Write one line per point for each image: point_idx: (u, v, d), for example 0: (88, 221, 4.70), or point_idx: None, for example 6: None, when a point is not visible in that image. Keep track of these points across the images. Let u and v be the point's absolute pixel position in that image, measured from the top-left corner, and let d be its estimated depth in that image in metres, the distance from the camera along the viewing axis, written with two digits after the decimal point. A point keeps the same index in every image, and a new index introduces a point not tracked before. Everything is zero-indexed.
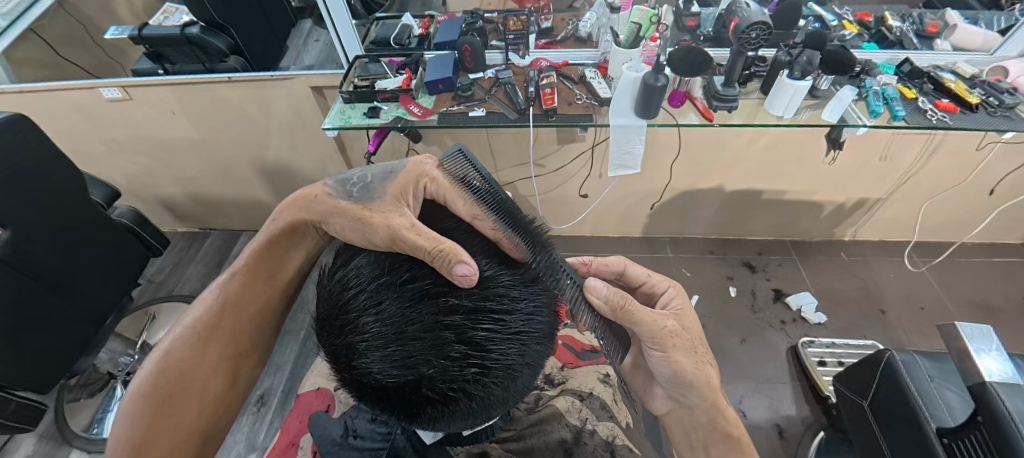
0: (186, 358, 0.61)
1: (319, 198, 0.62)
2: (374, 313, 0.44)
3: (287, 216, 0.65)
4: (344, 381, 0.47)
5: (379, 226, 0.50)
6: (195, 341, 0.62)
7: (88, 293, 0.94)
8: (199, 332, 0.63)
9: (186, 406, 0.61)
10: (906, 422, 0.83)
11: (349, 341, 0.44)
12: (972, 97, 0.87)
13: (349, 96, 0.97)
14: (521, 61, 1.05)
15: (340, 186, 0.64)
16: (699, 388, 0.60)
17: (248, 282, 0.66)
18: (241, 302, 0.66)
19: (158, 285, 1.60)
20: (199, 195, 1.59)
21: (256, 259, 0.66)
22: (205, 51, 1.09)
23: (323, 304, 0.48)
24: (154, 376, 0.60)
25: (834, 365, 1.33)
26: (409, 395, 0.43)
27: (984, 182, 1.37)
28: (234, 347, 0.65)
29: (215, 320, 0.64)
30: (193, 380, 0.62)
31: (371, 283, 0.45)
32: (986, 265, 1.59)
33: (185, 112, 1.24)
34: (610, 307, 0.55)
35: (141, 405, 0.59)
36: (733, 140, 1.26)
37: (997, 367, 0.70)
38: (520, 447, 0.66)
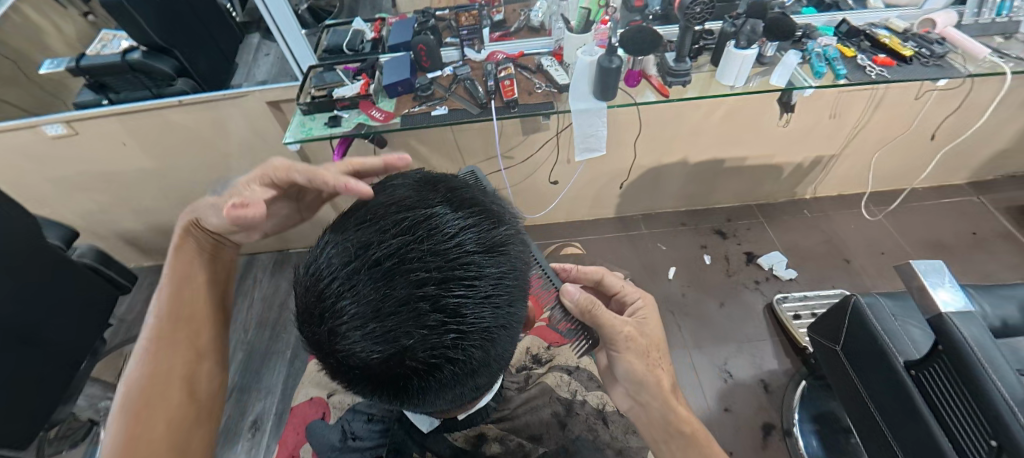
0: (142, 372, 0.66)
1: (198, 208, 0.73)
2: (350, 296, 0.44)
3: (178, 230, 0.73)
4: (331, 367, 0.48)
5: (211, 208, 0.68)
6: (146, 358, 0.67)
7: (62, 336, 0.91)
8: (146, 350, 0.68)
9: (155, 421, 0.63)
10: (875, 359, 0.88)
11: (329, 328, 0.44)
12: (906, 50, 0.93)
13: (307, 107, 0.96)
14: (477, 55, 1.07)
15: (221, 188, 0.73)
16: (649, 387, 0.62)
17: (176, 302, 0.71)
18: (178, 319, 0.70)
19: (131, 325, 1.54)
20: (162, 226, 1.53)
21: (173, 272, 0.72)
22: (151, 76, 1.05)
23: (299, 297, 0.48)
24: (124, 394, 0.65)
25: (809, 317, 1.40)
26: (394, 368, 0.45)
27: (925, 128, 1.46)
28: (181, 353, 0.69)
29: (156, 334, 0.69)
30: (157, 395, 0.65)
31: (343, 269, 0.45)
32: (937, 207, 1.70)
33: (138, 142, 1.20)
34: (580, 309, 0.62)
35: (118, 430, 0.62)
36: (691, 113, 1.29)
37: (952, 298, 0.75)
38: (516, 426, 0.69)
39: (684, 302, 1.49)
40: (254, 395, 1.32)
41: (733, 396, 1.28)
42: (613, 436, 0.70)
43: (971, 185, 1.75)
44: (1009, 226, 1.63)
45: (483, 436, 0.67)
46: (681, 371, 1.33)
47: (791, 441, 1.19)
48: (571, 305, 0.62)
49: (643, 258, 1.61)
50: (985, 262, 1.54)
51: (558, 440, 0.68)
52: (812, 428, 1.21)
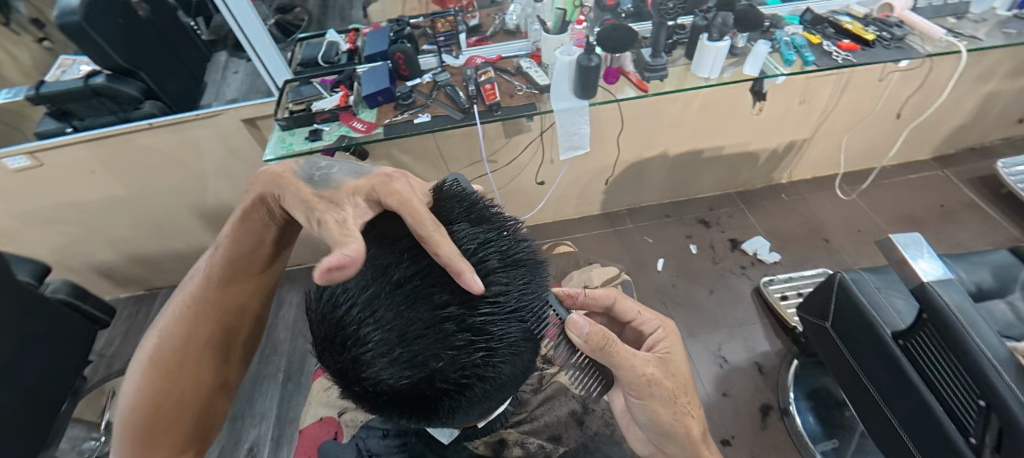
0: (180, 332, 0.60)
1: (284, 179, 0.57)
2: (372, 322, 0.42)
3: (256, 189, 0.60)
4: (355, 395, 0.46)
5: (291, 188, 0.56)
6: (186, 317, 0.61)
7: (41, 377, 0.86)
8: (187, 306, 0.61)
9: (182, 382, 0.60)
10: (864, 332, 0.91)
11: (352, 356, 0.42)
12: (868, 34, 0.97)
13: (286, 122, 0.94)
14: (455, 61, 1.05)
15: (306, 167, 0.58)
16: (678, 438, 0.57)
17: (229, 262, 0.63)
18: (225, 279, 0.63)
19: (111, 359, 1.47)
20: (138, 255, 1.48)
21: (234, 236, 0.63)
22: (116, 100, 1.01)
23: (315, 327, 0.46)
24: (155, 343, 0.60)
25: (795, 297, 1.44)
26: (424, 392, 0.44)
27: (889, 108, 1.52)
28: (223, 321, 0.63)
29: (200, 293, 0.62)
30: (188, 357, 0.60)
31: (361, 295, 0.43)
32: (905, 183, 1.77)
33: (107, 170, 1.16)
34: (592, 346, 0.52)
35: (143, 380, 0.58)
36: (669, 106, 1.32)
37: (930, 267, 0.82)
38: (536, 427, 0.71)
39: (675, 292, 1.51)
40: (247, 422, 1.28)
41: (730, 381, 1.30)
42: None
43: (935, 160, 1.83)
44: (973, 197, 1.71)
45: (503, 441, 0.69)
46: None
47: (789, 420, 1.21)
48: (577, 340, 0.52)
49: (632, 253, 1.63)
50: (953, 232, 1.61)
51: (577, 438, 0.70)
52: (807, 406, 1.24)
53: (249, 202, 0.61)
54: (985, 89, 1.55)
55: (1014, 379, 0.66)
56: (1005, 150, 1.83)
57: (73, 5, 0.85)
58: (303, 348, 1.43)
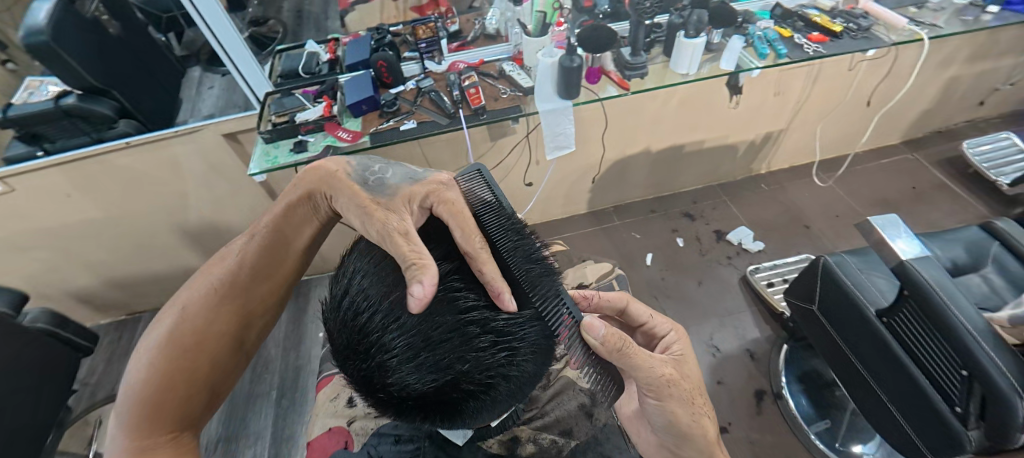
0: (205, 310, 0.65)
1: (338, 184, 0.66)
2: (396, 328, 0.43)
3: (303, 186, 0.69)
4: (380, 402, 0.47)
5: (346, 191, 0.64)
6: (212, 296, 0.66)
7: (22, 409, 0.83)
8: (215, 287, 0.67)
9: (201, 357, 0.63)
10: (850, 312, 0.94)
11: (377, 361, 0.43)
12: (836, 26, 1.01)
13: (270, 135, 0.93)
14: (438, 67, 1.06)
15: (358, 171, 0.68)
16: (695, 441, 0.56)
17: (264, 248, 0.69)
18: (257, 263, 0.69)
19: (95, 387, 1.42)
20: (118, 278, 1.43)
21: (274, 227, 0.70)
22: (89, 120, 0.98)
23: (338, 337, 0.47)
24: (181, 315, 0.64)
25: (781, 283, 1.47)
26: (449, 395, 0.44)
27: (858, 97, 1.58)
28: (244, 304, 0.68)
29: (230, 275, 0.68)
30: (211, 333, 0.64)
31: (384, 303, 0.45)
32: (877, 167, 1.84)
33: (83, 192, 1.12)
34: (609, 348, 0.49)
35: (165, 349, 0.61)
36: (649, 103, 1.35)
37: (908, 246, 0.86)
38: (547, 422, 0.71)
39: (665, 285, 1.53)
40: (242, 442, 1.25)
41: (725, 368, 1.33)
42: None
43: (905, 144, 1.90)
44: (941, 177, 1.78)
45: (516, 439, 0.70)
46: None
47: (783, 403, 1.24)
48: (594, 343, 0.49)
49: (621, 249, 1.65)
50: (926, 212, 1.68)
51: (588, 431, 0.71)
52: (799, 388, 1.27)
53: (293, 197, 0.70)
54: (946, 74, 1.62)
55: (994, 347, 0.70)
56: (968, 132, 1.92)
57: (40, 24, 0.82)
58: (296, 364, 1.40)
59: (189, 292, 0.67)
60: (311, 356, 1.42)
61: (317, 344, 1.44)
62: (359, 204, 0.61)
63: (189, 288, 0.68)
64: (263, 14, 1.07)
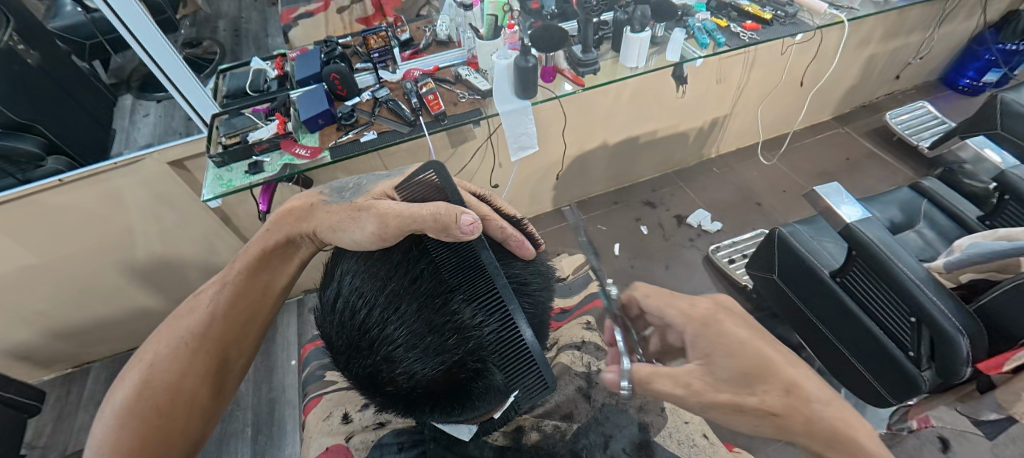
0: (176, 365, 0.61)
1: (316, 206, 0.66)
2: (396, 320, 0.46)
3: (282, 228, 0.67)
4: (389, 396, 0.49)
5: (321, 215, 0.64)
6: (184, 351, 0.62)
7: None
8: (186, 341, 0.62)
9: (175, 412, 0.59)
10: (808, 277, 1.02)
11: (382, 355, 0.46)
12: (766, 14, 1.09)
13: (222, 158, 0.88)
14: (393, 76, 1.04)
15: (335, 192, 0.68)
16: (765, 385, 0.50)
17: (238, 293, 0.66)
18: (232, 312, 0.66)
19: (45, 450, 1.31)
20: (61, 329, 1.32)
21: (249, 272, 0.67)
22: (13, 160, 0.90)
23: (338, 338, 0.49)
24: (147, 373, 0.60)
25: (741, 259, 1.56)
26: (458, 376, 0.46)
27: (791, 79, 1.70)
28: (221, 353, 0.65)
29: (201, 328, 0.64)
30: (185, 386, 0.61)
31: (380, 297, 0.48)
32: (814, 143, 1.98)
33: (12, 237, 1.03)
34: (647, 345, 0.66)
35: (129, 414, 0.57)
36: (603, 98, 1.39)
37: (852, 211, 0.95)
38: (547, 409, 0.71)
39: (635, 272, 1.58)
40: None
41: None
42: (631, 395, 0.73)
43: (836, 119, 2.06)
44: (872, 148, 1.95)
45: (520, 428, 0.69)
46: None
47: None
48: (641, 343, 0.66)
49: (590, 242, 1.69)
50: (861, 180, 1.83)
51: (588, 412, 0.71)
52: None
53: (272, 240, 0.67)
54: (865, 53, 1.78)
55: (937, 294, 0.77)
56: (889, 104, 2.10)
57: None
58: (269, 397, 1.34)
59: (154, 348, 0.62)
60: (285, 385, 1.36)
61: (290, 372, 1.38)
62: (341, 210, 0.61)
63: (153, 342, 0.63)
64: (197, 36, 1.00)
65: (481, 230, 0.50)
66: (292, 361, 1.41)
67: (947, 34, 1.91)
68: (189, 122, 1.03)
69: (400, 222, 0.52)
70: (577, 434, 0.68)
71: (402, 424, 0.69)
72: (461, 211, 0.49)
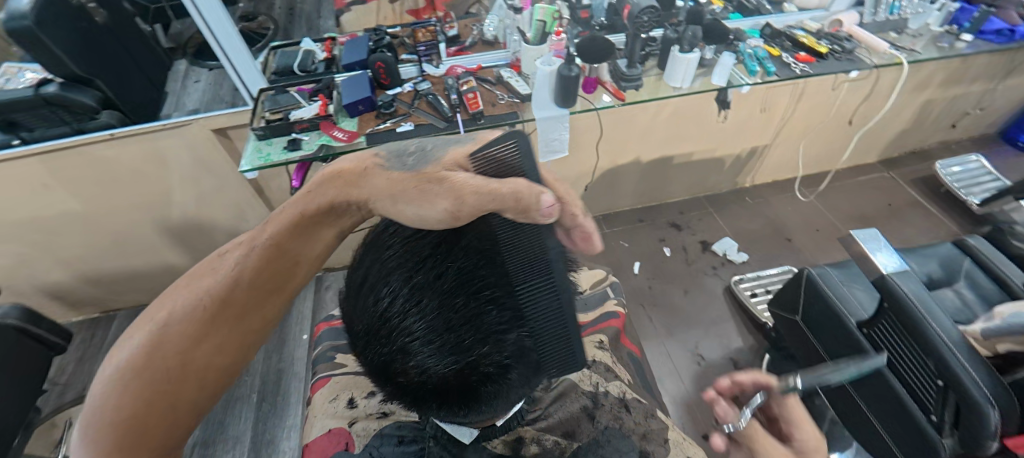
0: (183, 342, 0.46)
1: (372, 170, 0.46)
2: (417, 315, 0.46)
3: (329, 190, 0.47)
4: (400, 384, 0.50)
5: (373, 175, 0.46)
6: (196, 323, 0.46)
7: None
8: (205, 306, 0.47)
9: (180, 395, 0.46)
10: (832, 324, 0.99)
11: (399, 346, 0.47)
12: (821, 47, 1.05)
13: (263, 131, 0.92)
14: (436, 70, 1.05)
15: (394, 157, 0.47)
16: None
17: (266, 261, 0.48)
18: (258, 285, 0.49)
19: (65, 388, 1.38)
20: (94, 275, 1.39)
21: (286, 235, 0.49)
22: (70, 110, 0.95)
23: (359, 322, 0.49)
24: (151, 340, 0.45)
25: (764, 294, 1.51)
26: (470, 377, 0.48)
27: (841, 115, 1.65)
28: (241, 334, 0.49)
29: (224, 294, 0.48)
30: (193, 369, 0.46)
31: (404, 288, 0.47)
32: (855, 184, 1.91)
33: (62, 184, 1.09)
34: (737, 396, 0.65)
35: (119, 390, 0.44)
36: (641, 114, 1.38)
37: (888, 260, 0.92)
38: (551, 424, 0.71)
39: (652, 293, 1.56)
40: (218, 449, 1.21)
41: (709, 377, 1.35)
42: (636, 422, 0.72)
43: (882, 163, 1.98)
44: (916, 196, 1.86)
45: (520, 439, 0.69)
46: (657, 362, 1.39)
47: None
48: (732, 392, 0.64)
49: (609, 256, 1.67)
50: (900, 228, 1.75)
51: (590, 433, 0.70)
52: None
53: (315, 205, 0.48)
54: (922, 97, 1.71)
55: (970, 361, 0.73)
56: (940, 153, 2.01)
57: (23, 10, 0.79)
58: (278, 367, 1.37)
59: (171, 304, 0.47)
60: (294, 358, 1.39)
61: (300, 346, 1.42)
62: (405, 178, 0.44)
63: (172, 296, 0.49)
64: (254, 10, 1.06)
65: (559, 215, 0.42)
66: (303, 336, 1.45)
67: (1014, 87, 1.82)
68: (235, 93, 1.07)
69: (478, 200, 0.41)
70: (576, 454, 0.67)
71: (405, 417, 0.71)
72: (542, 190, 0.40)
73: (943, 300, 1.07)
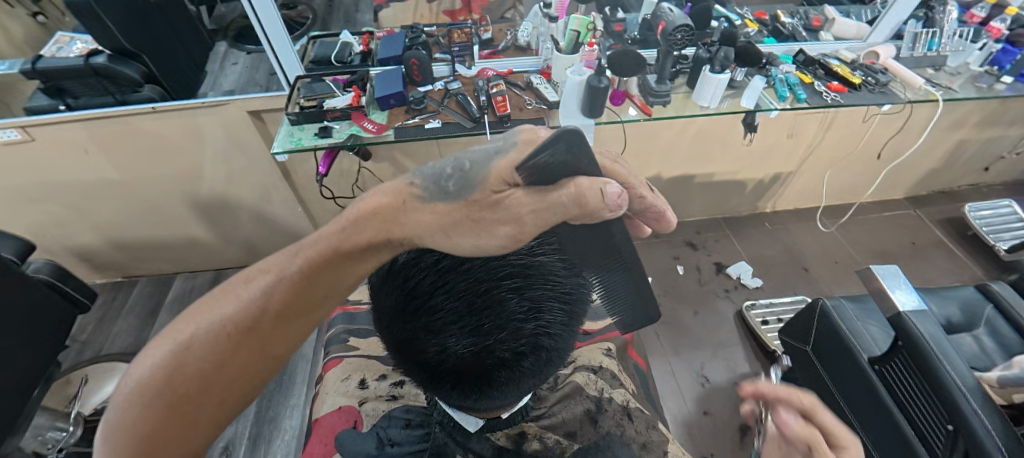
0: (203, 371, 0.44)
1: (410, 205, 0.46)
2: (442, 295, 0.47)
3: (372, 227, 0.46)
4: (419, 360, 0.52)
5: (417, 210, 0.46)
6: (218, 352, 0.44)
7: None
8: (227, 330, 0.45)
9: (193, 424, 0.45)
10: (843, 356, 0.97)
11: (422, 323, 0.48)
12: (854, 77, 1.05)
13: (297, 117, 0.95)
14: (467, 71, 1.08)
15: (431, 183, 0.47)
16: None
17: (294, 295, 0.46)
18: (284, 318, 0.47)
19: (83, 347, 1.43)
20: (121, 241, 1.45)
21: (316, 270, 0.46)
22: (115, 82, 0.99)
23: (386, 297, 0.50)
24: (168, 367, 0.43)
25: (775, 322, 1.49)
26: (485, 360, 0.50)
27: (871, 148, 1.63)
28: (261, 365, 0.47)
29: (247, 327, 0.45)
30: (207, 401, 0.45)
31: (431, 268, 0.48)
32: (879, 219, 1.87)
33: (101, 150, 1.13)
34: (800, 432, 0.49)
35: (136, 416, 0.42)
36: (665, 131, 1.38)
37: (907, 298, 0.89)
38: (554, 423, 0.72)
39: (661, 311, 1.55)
40: None
41: (711, 400, 1.34)
42: (638, 432, 0.72)
43: (909, 200, 1.94)
44: (942, 237, 1.82)
45: (524, 433, 0.70)
46: (662, 379, 1.38)
47: None
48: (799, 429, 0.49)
49: None
50: (922, 268, 1.71)
51: (591, 437, 0.70)
52: None
53: (354, 240, 0.46)
54: (956, 137, 1.67)
55: (984, 407, 0.72)
56: (970, 196, 1.96)
57: None
58: None
59: (190, 326, 0.45)
60: None
61: None
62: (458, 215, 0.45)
63: (194, 311, 0.46)
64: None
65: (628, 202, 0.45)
66: None
67: None
68: (270, 78, 1.12)
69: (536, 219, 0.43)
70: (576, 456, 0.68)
71: (414, 403, 0.75)
72: (604, 183, 0.43)
73: (962, 344, 1.04)
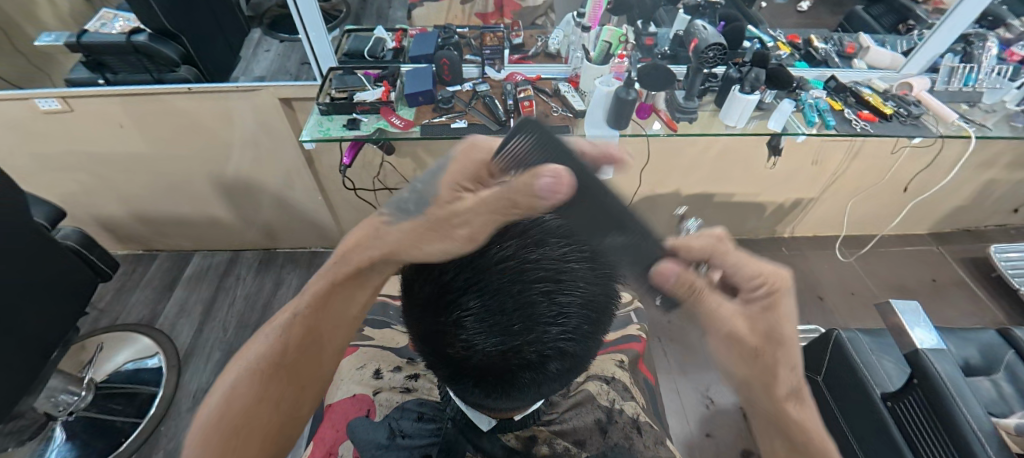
0: (248, 398, 0.53)
1: (379, 229, 0.49)
2: (473, 293, 0.45)
3: (351, 257, 0.52)
4: (444, 351, 0.51)
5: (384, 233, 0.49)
6: (256, 381, 0.54)
7: (24, 313, 0.88)
8: (261, 366, 0.54)
9: (249, 443, 0.53)
10: (854, 389, 0.96)
11: (452, 318, 0.47)
12: (886, 108, 1.03)
13: (327, 107, 0.97)
14: (497, 74, 1.10)
15: (394, 210, 0.49)
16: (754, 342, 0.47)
17: (309, 325, 0.56)
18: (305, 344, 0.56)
19: (100, 315, 1.47)
20: (145, 215, 1.49)
21: (321, 301, 0.55)
22: (153, 60, 1.02)
23: (418, 288, 0.49)
24: (223, 400, 0.53)
25: None
26: (511, 360, 0.49)
27: (897, 181, 1.60)
28: (295, 384, 0.57)
29: (275, 357, 0.55)
30: (257, 420, 0.54)
31: (464, 264, 0.45)
32: (900, 253, 1.84)
33: (135, 125, 1.17)
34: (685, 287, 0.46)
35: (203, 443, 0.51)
36: (688, 148, 1.38)
37: (925, 337, 0.86)
38: (564, 429, 0.72)
39: (669, 328, 1.54)
40: None
41: (716, 423, 1.32)
42: (646, 446, 0.72)
43: (932, 236, 1.90)
44: (964, 276, 1.78)
45: (534, 437, 0.70)
46: (667, 396, 1.37)
47: None
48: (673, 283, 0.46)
49: None
50: (941, 307, 1.67)
51: (599, 446, 0.71)
52: None
53: (343, 271, 0.53)
54: (985, 175, 1.63)
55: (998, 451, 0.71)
56: (997, 236, 1.91)
57: None
58: None
59: (233, 370, 0.55)
60: None
61: None
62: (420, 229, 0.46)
63: (236, 358, 0.57)
64: None
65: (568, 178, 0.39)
66: None
67: None
68: (301, 67, 1.14)
69: (486, 216, 0.42)
70: None
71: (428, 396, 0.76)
72: (539, 173, 0.38)
73: (980, 388, 1.01)
